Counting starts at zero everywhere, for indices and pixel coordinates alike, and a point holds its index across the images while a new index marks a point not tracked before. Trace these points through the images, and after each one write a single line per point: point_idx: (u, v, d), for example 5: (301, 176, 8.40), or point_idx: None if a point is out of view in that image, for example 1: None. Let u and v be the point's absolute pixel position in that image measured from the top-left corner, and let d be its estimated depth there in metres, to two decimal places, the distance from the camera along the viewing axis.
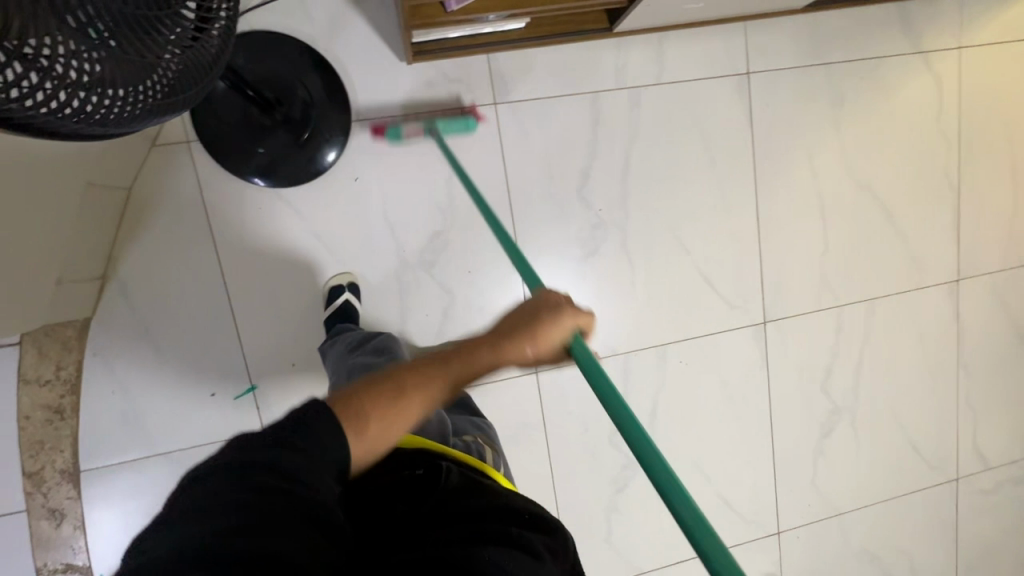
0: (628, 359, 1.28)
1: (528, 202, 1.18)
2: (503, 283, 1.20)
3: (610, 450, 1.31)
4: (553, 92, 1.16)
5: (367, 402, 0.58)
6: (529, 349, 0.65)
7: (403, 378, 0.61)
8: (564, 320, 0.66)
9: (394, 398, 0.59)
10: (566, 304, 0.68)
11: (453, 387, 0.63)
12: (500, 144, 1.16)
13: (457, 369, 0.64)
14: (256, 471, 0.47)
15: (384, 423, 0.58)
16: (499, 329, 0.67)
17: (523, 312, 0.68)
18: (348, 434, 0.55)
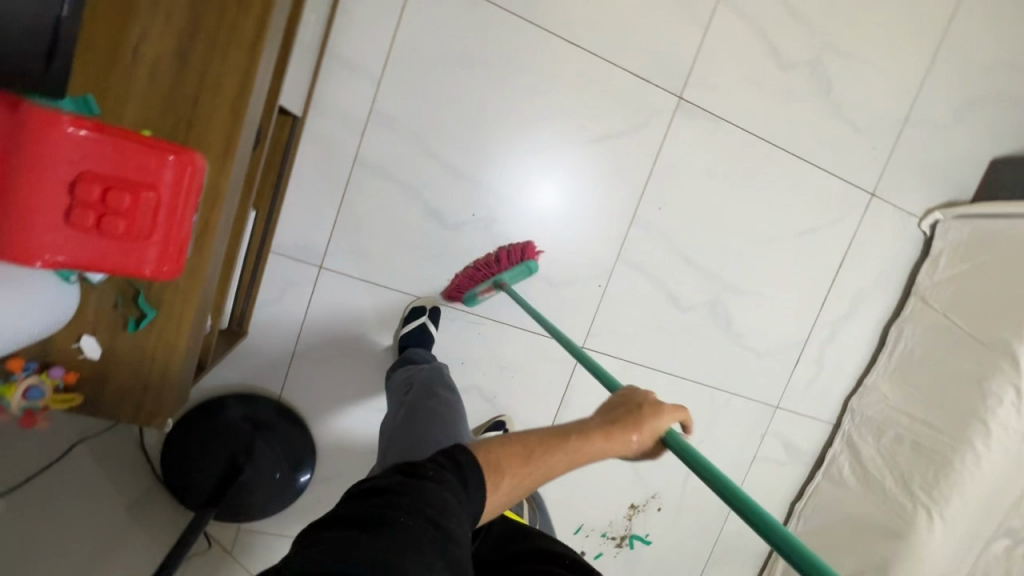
0: (626, 258, 1.23)
1: (431, 279, 1.14)
2: (493, 338, 1.20)
3: (689, 315, 1.31)
4: (335, 203, 1.05)
5: (502, 450, 0.62)
6: (635, 436, 0.66)
7: (535, 437, 0.64)
8: (666, 411, 0.68)
9: (520, 463, 0.62)
10: (665, 404, 0.69)
11: (569, 455, 0.64)
12: (363, 280, 1.10)
13: (584, 440, 0.64)
14: (341, 531, 0.48)
15: (512, 476, 0.61)
16: (608, 411, 0.69)
17: (625, 399, 0.70)
18: (488, 478, 0.59)
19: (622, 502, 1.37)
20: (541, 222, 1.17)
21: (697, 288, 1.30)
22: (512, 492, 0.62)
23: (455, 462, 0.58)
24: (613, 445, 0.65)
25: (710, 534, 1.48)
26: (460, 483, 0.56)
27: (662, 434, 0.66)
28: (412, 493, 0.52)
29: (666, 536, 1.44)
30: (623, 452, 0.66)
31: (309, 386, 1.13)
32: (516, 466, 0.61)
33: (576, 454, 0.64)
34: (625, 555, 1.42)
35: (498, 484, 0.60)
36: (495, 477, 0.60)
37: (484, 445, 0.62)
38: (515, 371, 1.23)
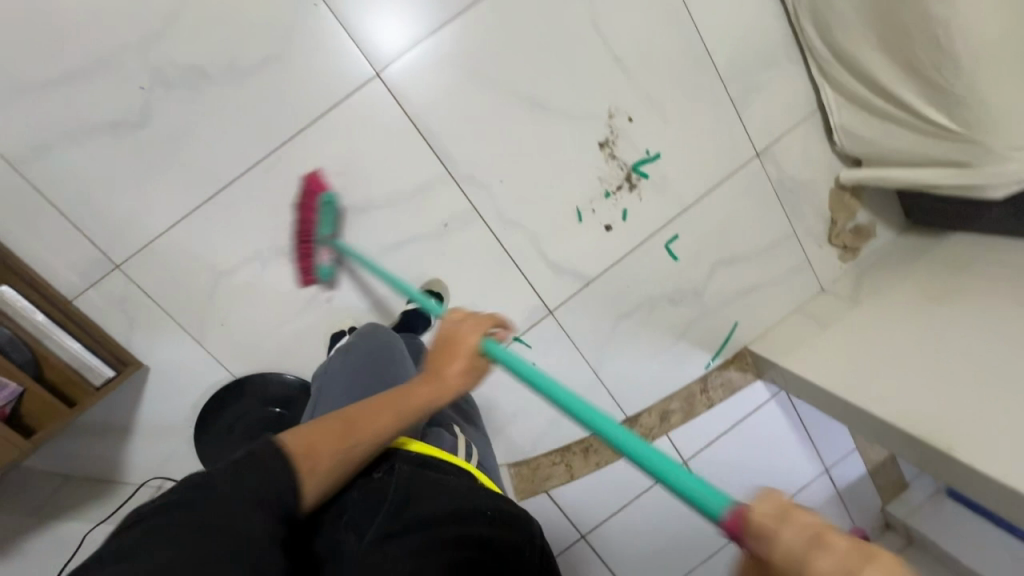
0: None
1: (194, 178, 0.98)
2: (303, 158, 1.01)
3: None
4: (54, 213, 0.95)
5: (316, 431, 0.61)
6: (421, 381, 0.68)
7: (354, 413, 0.64)
8: (472, 330, 0.71)
9: (334, 435, 0.62)
10: (464, 322, 0.72)
11: (428, 394, 0.67)
12: (156, 239, 1.00)
13: (393, 394, 0.66)
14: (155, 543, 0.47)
15: (337, 453, 0.61)
16: (431, 356, 0.71)
17: (450, 329, 0.72)
18: (299, 464, 0.58)
19: (587, 152, 1.13)
20: None
21: None
22: (338, 469, 0.62)
23: (263, 457, 0.56)
24: (431, 396, 0.67)
25: (709, 84, 1.16)
26: (263, 472, 0.55)
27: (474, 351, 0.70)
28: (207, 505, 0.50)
29: (667, 133, 1.16)
30: (449, 394, 0.69)
31: (240, 349, 1.08)
32: (328, 443, 0.61)
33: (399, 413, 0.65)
34: (648, 188, 1.18)
35: (316, 466, 0.59)
36: (311, 457, 0.59)
37: (294, 436, 0.61)
38: (356, 163, 1.04)
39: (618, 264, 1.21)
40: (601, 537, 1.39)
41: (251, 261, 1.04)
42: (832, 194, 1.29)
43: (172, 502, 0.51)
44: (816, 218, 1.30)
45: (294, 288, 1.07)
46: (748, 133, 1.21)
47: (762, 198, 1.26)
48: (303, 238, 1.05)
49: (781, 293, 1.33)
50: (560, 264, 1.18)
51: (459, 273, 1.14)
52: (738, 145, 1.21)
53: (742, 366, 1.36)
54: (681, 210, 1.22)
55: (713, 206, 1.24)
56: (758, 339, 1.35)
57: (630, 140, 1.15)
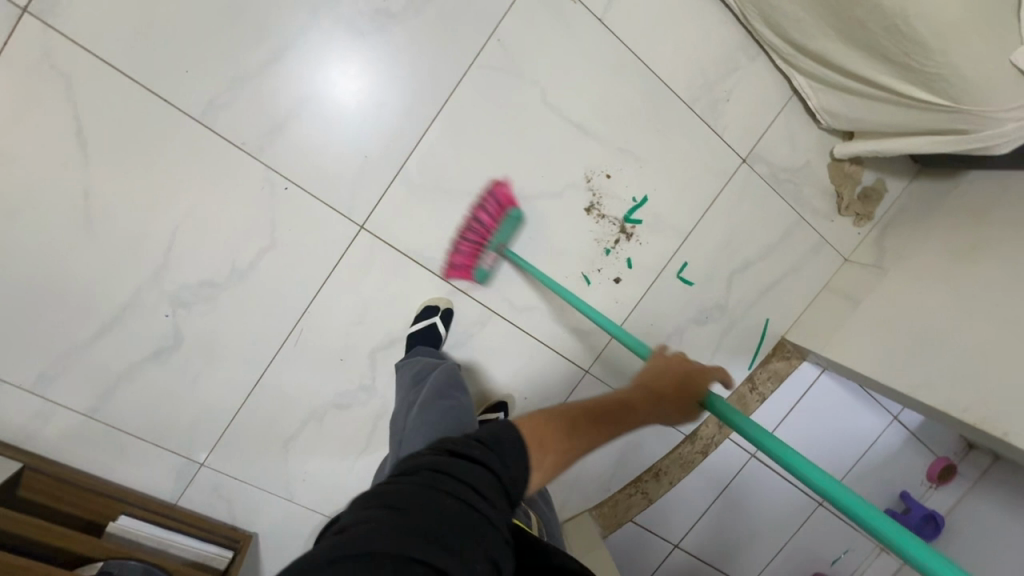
0: (390, 59, 1.00)
1: (238, 373, 1.07)
2: (323, 321, 1.08)
3: (369, 72, 0.99)
4: (136, 443, 1.06)
5: (544, 423, 0.65)
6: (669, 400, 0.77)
7: (582, 407, 0.70)
8: (693, 371, 0.79)
9: (561, 435, 0.65)
10: (695, 364, 0.80)
11: (621, 403, 0.73)
12: (225, 434, 1.10)
13: (631, 403, 0.73)
14: (421, 495, 0.51)
15: (563, 445, 0.64)
16: (653, 377, 0.79)
17: (692, 370, 0.79)
18: (533, 452, 0.61)
19: (578, 222, 1.15)
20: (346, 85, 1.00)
21: (336, 48, 0.97)
22: (559, 466, 0.64)
23: (499, 435, 0.60)
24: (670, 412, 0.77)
25: (676, 113, 1.14)
26: (496, 458, 0.58)
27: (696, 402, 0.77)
28: (459, 470, 0.55)
29: (648, 176, 1.16)
30: (667, 411, 0.77)
31: (327, 495, 1.19)
32: (559, 442, 0.64)
33: (637, 424, 0.74)
34: (645, 231, 1.19)
35: (546, 455, 0.62)
36: (544, 444, 0.63)
37: (530, 419, 0.65)
38: (370, 310, 1.10)
39: (638, 308, 1.24)
40: (692, 544, 1.48)
41: (310, 422, 1.13)
42: (831, 169, 1.26)
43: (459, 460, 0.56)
44: (820, 197, 1.28)
45: (355, 431, 1.16)
46: (729, 144, 1.19)
47: (761, 198, 1.24)
48: (347, 388, 1.13)
49: (805, 278, 1.33)
50: (583, 328, 1.22)
51: (495, 367, 1.20)
52: (722, 159, 1.19)
53: (784, 355, 1.38)
54: (683, 238, 1.22)
55: (715, 224, 1.24)
56: (793, 328, 1.36)
57: (614, 195, 1.15)
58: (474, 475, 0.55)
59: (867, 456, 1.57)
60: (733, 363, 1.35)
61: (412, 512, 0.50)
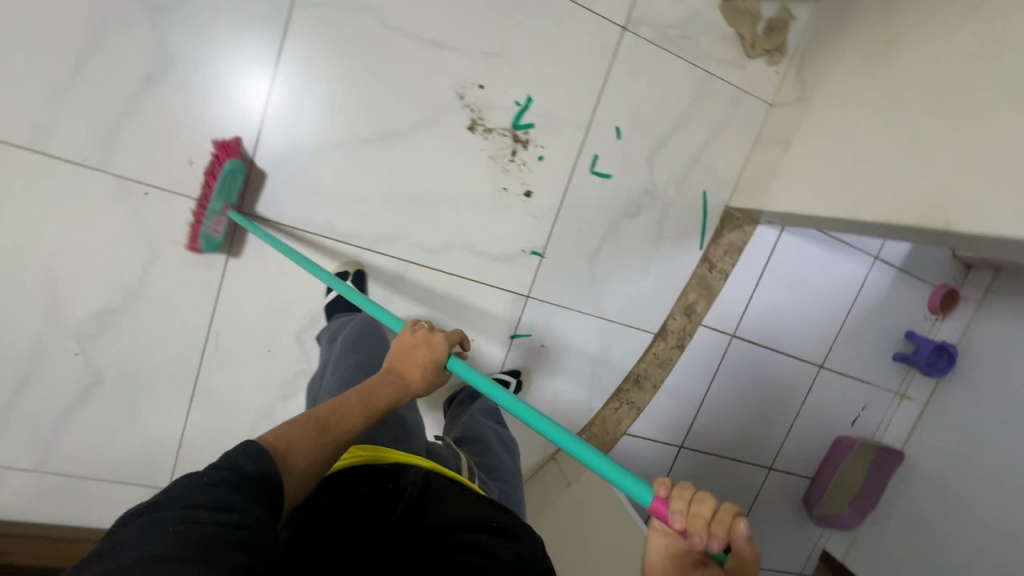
0: (204, 26, 0.92)
1: (169, 390, 1.05)
2: (235, 317, 1.05)
3: (186, 45, 0.92)
4: (94, 485, 1.05)
5: (288, 427, 0.60)
6: (416, 376, 0.76)
7: (329, 407, 0.66)
8: (435, 338, 0.79)
9: (308, 436, 0.61)
10: (433, 333, 0.80)
11: (358, 402, 0.69)
12: (179, 452, 1.09)
13: (364, 393, 0.70)
14: (154, 529, 0.43)
15: (313, 448, 0.60)
16: (398, 356, 0.79)
17: (410, 343, 0.80)
18: (283, 456, 0.57)
19: (464, 144, 1.07)
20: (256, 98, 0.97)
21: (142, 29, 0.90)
22: (317, 466, 0.60)
23: (247, 446, 0.55)
24: (417, 381, 0.76)
25: None
26: (245, 463, 0.52)
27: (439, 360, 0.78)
28: (201, 493, 0.47)
29: (525, 74, 1.07)
30: (421, 381, 0.77)
31: None
32: (301, 439, 0.60)
33: (377, 404, 0.71)
34: (540, 133, 1.11)
35: (287, 458, 0.57)
36: (289, 444, 0.58)
37: (274, 430, 0.60)
38: (279, 292, 1.06)
39: (560, 217, 1.17)
40: (694, 438, 1.46)
41: (258, 421, 1.11)
42: (725, 10, 1.15)
43: (195, 481, 0.48)
44: (722, 45, 1.17)
45: None
46: (602, 14, 1.08)
47: (658, 63, 1.14)
48: (284, 377, 1.10)
49: (732, 137, 1.23)
50: (508, 253, 1.16)
51: (430, 318, 1.16)
52: (600, 33, 1.09)
53: (735, 225, 1.29)
54: (585, 130, 1.14)
55: (616, 107, 1.14)
56: (735, 193, 1.26)
57: (494, 104, 1.07)
58: (217, 495, 0.47)
59: (856, 306, 1.49)
60: (681, 247, 1.27)
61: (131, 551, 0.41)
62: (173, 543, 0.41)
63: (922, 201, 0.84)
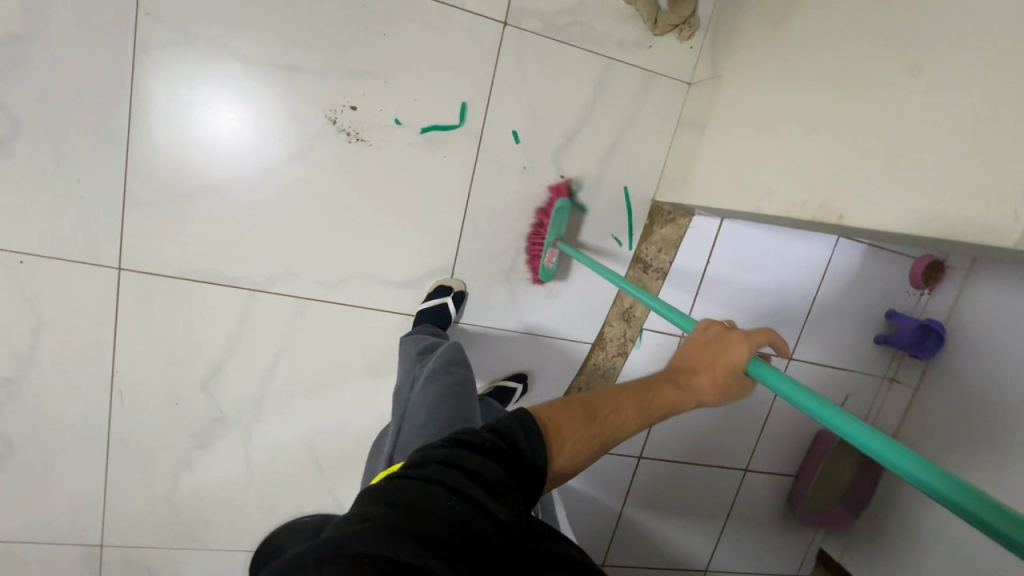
0: (49, 83, 0.89)
1: (84, 450, 1.05)
2: (135, 373, 1.03)
3: (33, 108, 0.89)
4: (25, 546, 1.07)
5: (564, 412, 0.62)
6: (700, 384, 0.65)
7: (598, 394, 0.65)
8: (735, 337, 0.64)
9: (578, 427, 0.61)
10: (729, 328, 0.65)
11: (631, 402, 0.64)
12: (105, 509, 1.09)
13: (644, 394, 0.65)
14: (428, 489, 0.48)
15: (581, 438, 0.60)
16: (687, 355, 0.68)
17: (693, 342, 0.68)
18: (558, 441, 0.59)
19: (345, 172, 1.02)
20: (199, 123, 0.95)
21: None
22: (585, 457, 0.61)
23: (518, 432, 0.56)
24: (682, 395, 0.65)
25: (394, 3, 0.96)
26: (526, 455, 0.55)
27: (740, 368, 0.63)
28: (474, 460, 0.51)
29: (400, 90, 1.00)
30: (698, 396, 0.66)
31: (237, 532, 1.17)
32: (569, 432, 0.60)
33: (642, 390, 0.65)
34: (428, 149, 1.04)
35: (563, 448, 0.59)
36: (572, 439, 0.60)
37: (548, 407, 0.63)
38: (178, 343, 1.04)
39: (464, 234, 1.10)
40: (655, 447, 1.37)
41: (179, 471, 1.10)
42: None
43: (490, 466, 0.51)
44: (622, 28, 1.06)
45: (232, 463, 1.12)
46: (477, 12, 1.00)
47: (549, 56, 1.05)
48: (197, 427, 1.08)
49: (648, 125, 1.12)
50: (414, 278, 1.10)
51: (342, 354, 1.11)
52: (479, 33, 1.01)
53: (666, 219, 1.18)
54: (478, 139, 1.06)
55: (508, 110, 1.06)
56: (661, 185, 1.15)
57: (372, 124, 1.01)
58: (481, 464, 0.51)
59: (823, 289, 1.36)
60: (605, 250, 1.18)
61: (415, 501, 0.47)
62: (433, 509, 0.46)
63: (819, 190, 0.73)
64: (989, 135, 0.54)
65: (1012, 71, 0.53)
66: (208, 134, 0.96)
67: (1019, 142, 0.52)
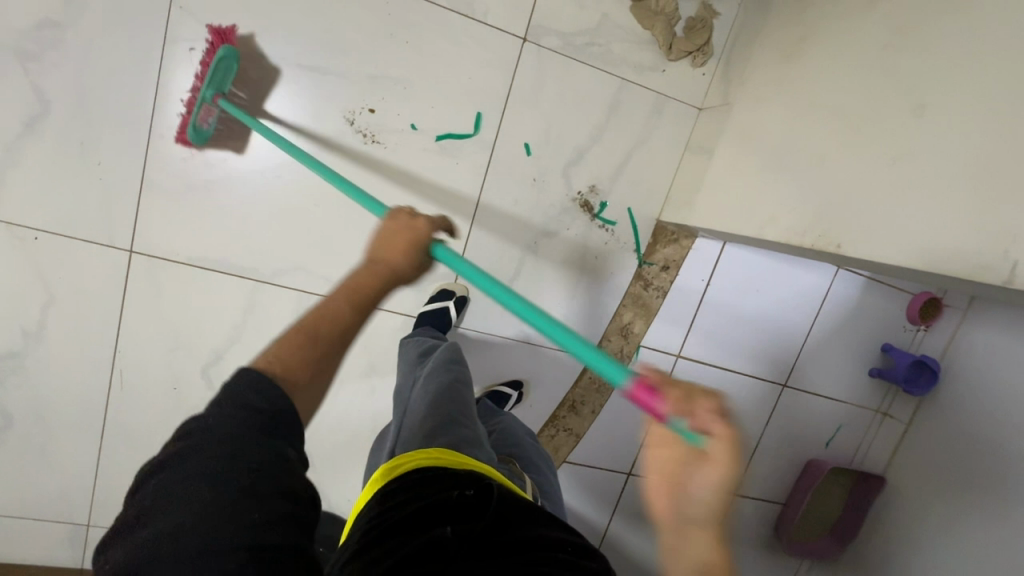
0: (80, 68, 0.91)
1: (81, 429, 1.06)
2: (138, 356, 1.04)
3: (63, 91, 0.92)
4: (14, 522, 1.07)
5: (279, 343, 0.54)
6: (399, 261, 0.63)
7: (313, 310, 0.57)
8: (412, 223, 0.65)
9: (299, 346, 0.54)
10: (412, 216, 0.67)
11: (348, 296, 0.59)
12: (96, 490, 1.09)
13: (359, 288, 0.60)
14: (191, 469, 0.44)
15: (304, 360, 0.53)
16: (376, 243, 0.65)
17: (389, 229, 0.66)
18: (283, 378, 0.51)
19: (360, 172, 1.04)
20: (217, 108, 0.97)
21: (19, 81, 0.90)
22: (318, 381, 0.54)
23: (255, 385, 0.48)
24: (407, 276, 0.64)
25: (419, 12, 1.00)
26: (254, 404, 0.47)
27: (426, 244, 0.65)
28: (227, 426, 0.45)
29: (418, 97, 1.03)
30: (404, 267, 0.64)
31: None
32: (290, 349, 0.53)
33: (354, 284, 0.61)
34: (441, 155, 1.06)
35: (291, 378, 0.51)
36: (293, 365, 0.52)
37: (264, 351, 0.53)
38: (182, 329, 1.05)
39: (471, 240, 1.12)
40: (646, 465, 1.38)
41: None
42: (636, 12, 1.07)
43: (230, 416, 0.46)
44: (638, 51, 1.09)
45: None
46: (499, 27, 1.03)
47: (566, 73, 1.08)
48: (195, 414, 1.09)
49: (658, 146, 1.14)
50: (418, 280, 1.12)
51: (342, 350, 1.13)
52: (499, 47, 1.04)
53: (670, 239, 1.20)
54: (491, 149, 1.08)
55: (522, 123, 1.08)
56: (666, 205, 1.17)
57: (388, 128, 1.03)
58: (227, 423, 0.45)
59: (821, 318, 1.37)
60: (607, 265, 1.20)
61: (179, 483, 0.43)
62: (200, 488, 0.43)
63: (819, 219, 0.75)
64: (986, 176, 0.56)
65: (1012, 117, 0.55)
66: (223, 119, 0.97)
67: (1014, 185, 0.54)
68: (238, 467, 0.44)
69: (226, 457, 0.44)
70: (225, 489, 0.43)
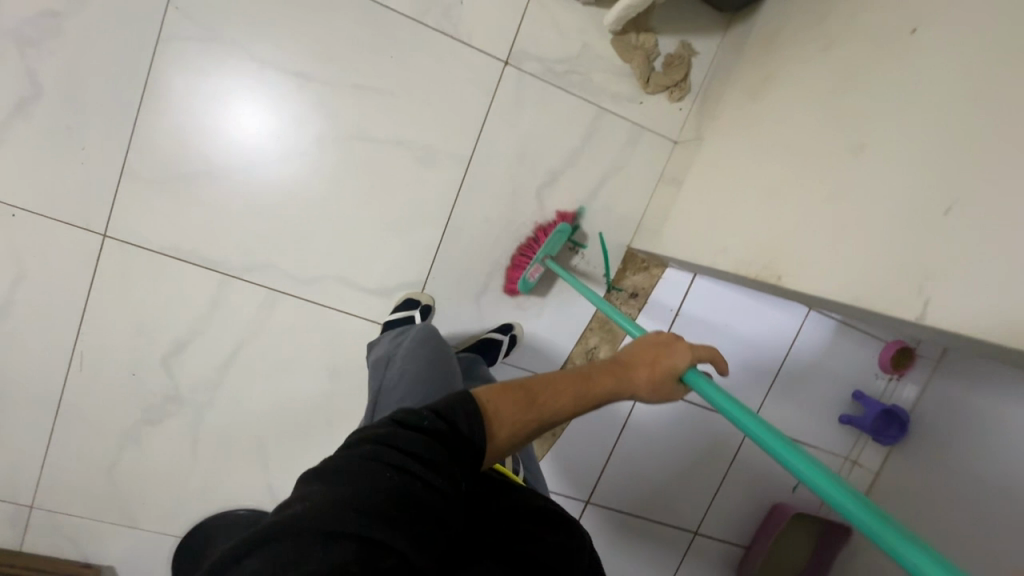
0: (76, 59, 0.96)
1: (36, 409, 1.06)
2: (100, 339, 1.06)
3: (58, 80, 0.96)
4: None
5: (501, 394, 0.57)
6: (644, 376, 0.64)
7: (542, 375, 0.61)
8: (680, 348, 0.64)
9: (515, 407, 0.57)
10: (677, 339, 0.66)
11: (573, 388, 0.61)
12: (44, 472, 1.09)
13: (586, 375, 0.62)
14: (373, 471, 0.47)
15: (516, 420, 0.57)
16: (630, 350, 0.67)
17: (646, 341, 0.67)
18: (494, 426, 0.55)
19: (336, 177, 1.07)
20: (215, 104, 1.01)
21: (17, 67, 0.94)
22: (513, 439, 0.57)
23: (447, 409, 0.53)
24: (640, 391, 0.64)
25: (407, 31, 1.04)
26: (453, 429, 0.52)
27: (676, 369, 0.63)
28: (406, 443, 0.49)
29: (399, 110, 1.07)
30: (646, 393, 0.64)
31: (170, 514, 1.15)
32: (506, 407, 0.57)
33: (587, 372, 0.63)
34: (418, 166, 1.09)
35: (497, 429, 0.55)
36: (508, 416, 0.56)
37: (484, 388, 0.58)
38: (147, 316, 1.06)
39: (441, 252, 1.14)
40: (604, 493, 1.36)
41: (124, 443, 1.10)
42: (617, 47, 1.11)
43: (425, 440, 0.50)
44: (617, 82, 1.13)
45: (177, 444, 1.12)
46: (483, 50, 1.07)
47: (545, 98, 1.11)
48: (151, 402, 1.10)
49: (632, 176, 1.17)
50: (386, 287, 1.13)
51: (303, 350, 1.13)
52: (481, 69, 1.08)
53: (639, 267, 1.21)
54: (467, 164, 1.11)
55: (499, 143, 1.11)
56: (638, 233, 1.19)
57: (368, 137, 1.06)
58: (407, 439, 0.50)
59: (790, 359, 1.36)
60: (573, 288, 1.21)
61: (353, 480, 0.46)
62: (380, 488, 0.46)
63: (767, 251, 0.76)
64: (913, 218, 0.58)
65: (939, 163, 0.57)
66: (222, 116, 1.01)
67: (936, 228, 0.55)
68: (410, 477, 0.48)
69: (402, 469, 0.48)
70: (400, 493, 0.46)
